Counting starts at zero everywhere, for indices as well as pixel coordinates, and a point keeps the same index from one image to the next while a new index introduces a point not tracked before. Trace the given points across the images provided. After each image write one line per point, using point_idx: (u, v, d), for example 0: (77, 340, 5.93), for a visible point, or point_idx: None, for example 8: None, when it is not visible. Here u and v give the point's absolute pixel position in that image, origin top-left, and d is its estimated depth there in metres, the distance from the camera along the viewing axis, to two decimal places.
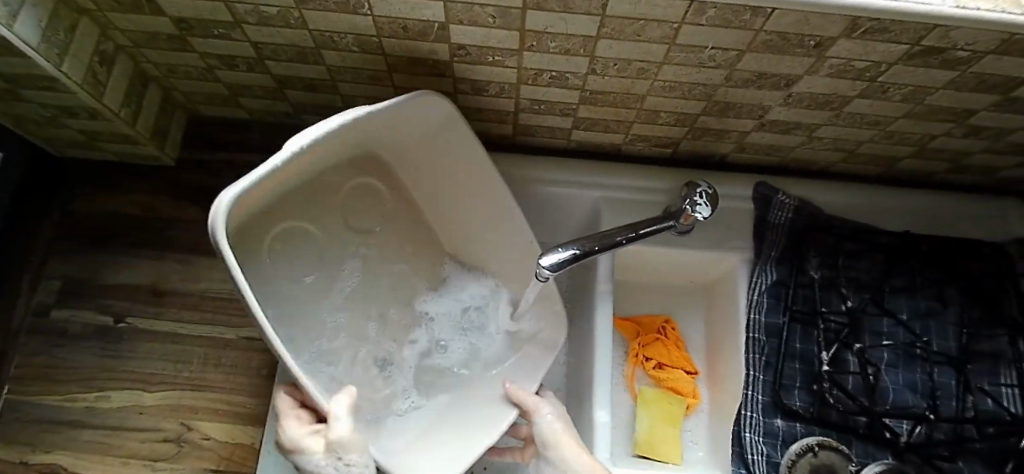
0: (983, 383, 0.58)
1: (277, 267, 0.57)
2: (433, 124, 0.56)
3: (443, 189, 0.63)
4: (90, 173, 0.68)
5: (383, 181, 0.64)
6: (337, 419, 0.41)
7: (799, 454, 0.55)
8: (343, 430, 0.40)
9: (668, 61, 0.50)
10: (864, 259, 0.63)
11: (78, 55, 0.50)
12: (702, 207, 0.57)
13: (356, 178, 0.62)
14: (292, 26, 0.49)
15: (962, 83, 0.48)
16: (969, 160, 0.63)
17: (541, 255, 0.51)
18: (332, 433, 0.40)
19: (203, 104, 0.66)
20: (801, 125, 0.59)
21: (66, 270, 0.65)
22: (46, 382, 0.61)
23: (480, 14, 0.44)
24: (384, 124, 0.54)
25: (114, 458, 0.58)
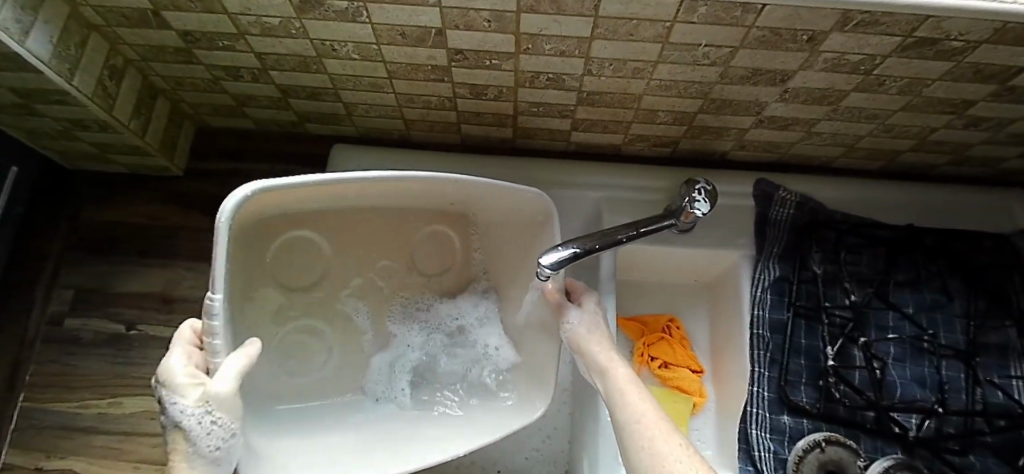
0: (992, 376, 0.57)
1: (301, 384, 0.57)
2: (307, 190, 0.48)
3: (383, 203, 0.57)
4: (100, 184, 0.70)
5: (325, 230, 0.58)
6: (222, 376, 0.40)
7: (806, 450, 0.54)
8: (223, 386, 0.39)
9: (663, 60, 0.50)
10: (867, 252, 0.63)
11: (89, 69, 0.52)
12: (701, 203, 0.58)
13: (290, 234, 0.56)
14: (293, 36, 0.51)
15: (958, 73, 0.48)
16: (970, 152, 0.63)
17: (543, 253, 0.51)
18: (211, 387, 0.39)
19: (209, 114, 0.68)
20: (799, 120, 0.60)
21: (78, 279, 0.66)
22: (60, 389, 0.62)
23: (475, 19, 0.45)
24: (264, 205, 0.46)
25: (127, 463, 0.59)
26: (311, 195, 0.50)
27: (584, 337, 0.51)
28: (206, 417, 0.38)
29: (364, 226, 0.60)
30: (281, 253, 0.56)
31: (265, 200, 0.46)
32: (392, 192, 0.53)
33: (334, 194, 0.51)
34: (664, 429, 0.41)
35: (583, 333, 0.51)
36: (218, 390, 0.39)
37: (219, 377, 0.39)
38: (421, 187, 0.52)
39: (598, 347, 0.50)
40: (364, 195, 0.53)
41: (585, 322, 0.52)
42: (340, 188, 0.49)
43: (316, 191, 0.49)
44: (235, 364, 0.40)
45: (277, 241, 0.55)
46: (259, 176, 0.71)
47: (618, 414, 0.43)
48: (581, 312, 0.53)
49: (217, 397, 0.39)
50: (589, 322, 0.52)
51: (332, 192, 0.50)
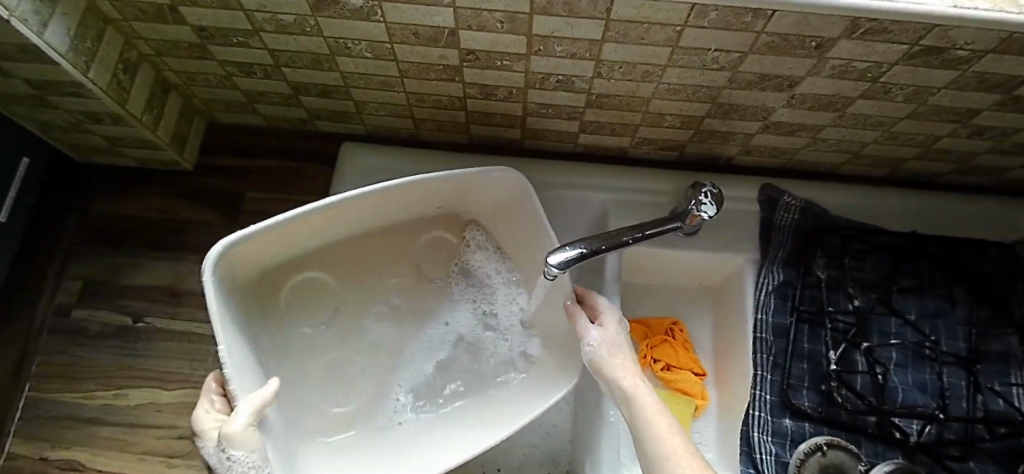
0: (994, 383, 0.58)
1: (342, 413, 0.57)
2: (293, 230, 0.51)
3: (381, 216, 0.59)
4: (110, 177, 0.70)
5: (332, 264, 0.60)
6: (235, 415, 0.39)
7: (808, 453, 0.55)
8: (236, 425, 0.39)
9: (672, 64, 0.51)
10: (870, 258, 0.63)
11: (104, 63, 0.52)
12: (707, 205, 0.58)
13: (303, 275, 0.58)
14: (307, 33, 0.51)
15: (963, 82, 0.49)
16: (974, 161, 0.64)
17: (550, 252, 0.51)
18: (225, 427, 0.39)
19: (220, 110, 0.68)
20: (805, 127, 0.60)
21: (86, 271, 0.67)
22: (66, 380, 0.62)
23: (489, 19, 0.46)
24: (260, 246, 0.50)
25: (132, 455, 0.59)
26: (300, 233, 0.53)
27: (608, 361, 0.47)
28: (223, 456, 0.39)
29: (367, 243, 0.61)
30: (292, 299, 0.58)
31: (255, 247, 0.50)
32: (384, 207, 0.57)
33: (323, 223, 0.54)
34: (695, 463, 0.36)
35: (607, 358, 0.47)
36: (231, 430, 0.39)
37: (233, 417, 0.39)
38: (413, 188, 0.55)
39: (622, 372, 0.46)
40: (356, 218, 0.56)
41: (606, 344, 0.48)
42: (328, 214, 0.52)
43: (305, 226, 0.52)
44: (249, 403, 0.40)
45: (284, 292, 0.57)
46: (268, 172, 0.71)
47: (642, 444, 0.40)
48: (605, 333, 0.49)
49: (228, 438, 0.38)
50: (613, 345, 0.48)
51: (319, 223, 0.53)
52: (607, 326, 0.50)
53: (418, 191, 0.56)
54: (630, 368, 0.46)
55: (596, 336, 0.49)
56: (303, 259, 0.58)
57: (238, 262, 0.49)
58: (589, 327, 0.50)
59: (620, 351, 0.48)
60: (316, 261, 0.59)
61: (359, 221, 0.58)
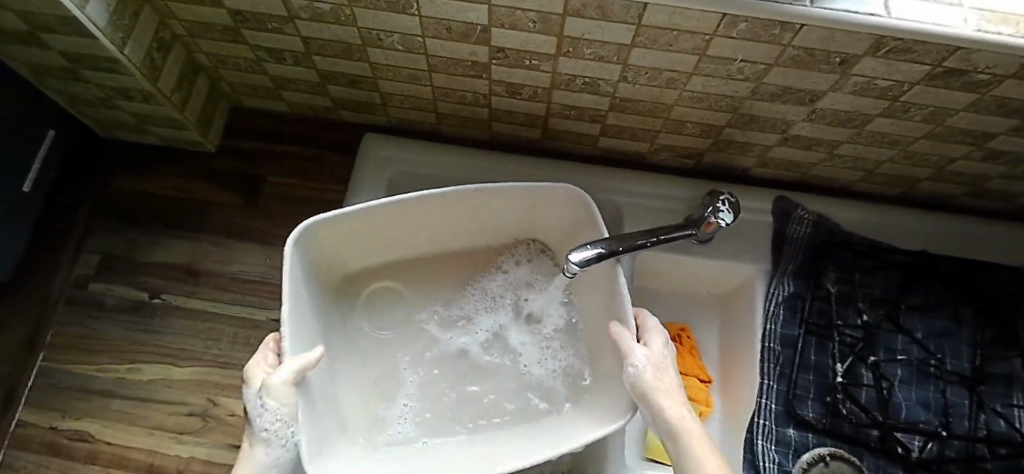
0: (996, 404, 0.58)
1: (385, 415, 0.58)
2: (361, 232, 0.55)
3: (441, 234, 0.61)
4: (134, 154, 0.71)
5: (401, 274, 0.64)
6: (282, 369, 0.41)
7: (811, 463, 0.56)
8: (280, 377, 0.40)
9: (697, 72, 0.52)
10: (880, 275, 0.64)
11: (139, 40, 0.53)
12: (725, 213, 0.59)
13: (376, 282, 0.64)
14: (341, 23, 0.52)
15: (982, 105, 0.50)
16: (987, 184, 0.65)
17: (571, 250, 0.52)
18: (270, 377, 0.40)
19: (246, 94, 0.70)
20: (823, 141, 0.61)
21: (106, 245, 0.67)
22: (80, 351, 0.63)
23: (522, 18, 0.47)
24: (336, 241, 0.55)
25: (142, 429, 0.60)
26: (367, 235, 0.56)
27: (654, 386, 0.43)
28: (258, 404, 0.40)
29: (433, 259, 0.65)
30: (367, 302, 0.63)
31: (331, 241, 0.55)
32: (442, 221, 0.59)
33: (388, 229, 0.57)
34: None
35: (653, 382, 0.43)
36: (273, 381, 0.40)
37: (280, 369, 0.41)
38: (470, 205, 0.57)
39: (669, 400, 0.42)
40: (417, 230, 0.59)
41: (652, 368, 0.44)
42: (390, 218, 0.55)
43: (370, 228, 0.55)
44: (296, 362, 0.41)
45: (362, 291, 0.63)
46: (290, 158, 0.72)
47: None
48: (650, 353, 0.45)
49: (268, 387, 0.40)
50: (659, 366, 0.44)
51: (382, 227, 0.56)
52: (652, 346, 0.46)
53: (473, 208, 0.58)
54: (678, 397, 0.43)
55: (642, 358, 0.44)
56: (375, 262, 0.63)
57: (315, 253, 0.54)
58: (634, 345, 0.45)
59: (665, 374, 0.44)
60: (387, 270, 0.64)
61: (418, 235, 0.61)
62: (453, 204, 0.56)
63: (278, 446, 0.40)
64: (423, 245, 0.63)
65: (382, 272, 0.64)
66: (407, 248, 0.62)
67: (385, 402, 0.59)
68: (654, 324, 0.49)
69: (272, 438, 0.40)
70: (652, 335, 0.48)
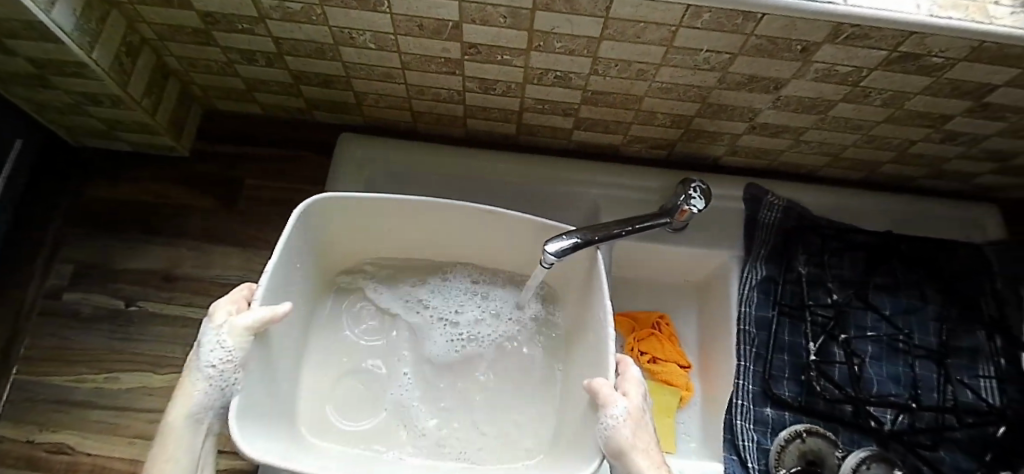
0: (962, 376, 0.61)
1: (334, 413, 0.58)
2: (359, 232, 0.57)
3: (427, 243, 0.62)
4: (104, 161, 0.70)
5: (384, 276, 0.65)
6: (250, 312, 0.40)
7: (788, 440, 0.58)
8: (244, 321, 0.39)
9: (665, 63, 0.53)
10: (847, 256, 0.66)
11: (107, 45, 0.53)
12: (696, 200, 0.61)
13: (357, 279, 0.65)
14: (313, 22, 0.52)
15: (937, 89, 0.52)
16: (946, 165, 0.67)
17: (548, 240, 0.53)
18: (235, 317, 0.39)
19: (219, 97, 0.69)
20: (789, 128, 0.63)
21: (79, 254, 0.66)
22: (55, 362, 0.62)
23: (492, 14, 0.48)
24: (338, 223, 0.57)
25: (122, 438, 0.59)
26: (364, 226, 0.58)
27: (631, 444, 0.40)
28: (214, 339, 0.39)
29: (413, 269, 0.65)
30: (350, 299, 0.64)
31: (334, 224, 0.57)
32: (428, 230, 0.59)
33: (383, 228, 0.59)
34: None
35: (629, 440, 0.40)
36: (236, 323, 0.39)
37: (247, 312, 0.40)
38: (454, 220, 0.57)
39: (645, 459, 0.40)
40: (404, 233, 0.60)
41: (631, 422, 0.41)
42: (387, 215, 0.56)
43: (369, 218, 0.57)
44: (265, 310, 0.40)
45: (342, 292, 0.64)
46: (265, 161, 0.72)
47: None
48: (630, 406, 0.42)
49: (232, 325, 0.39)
50: (638, 422, 0.41)
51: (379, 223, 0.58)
52: (631, 396, 0.43)
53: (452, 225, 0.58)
54: (654, 457, 0.41)
55: (622, 411, 0.41)
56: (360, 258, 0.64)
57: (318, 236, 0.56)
58: (614, 395, 0.42)
59: (641, 429, 0.42)
60: (372, 269, 0.65)
61: (405, 241, 0.61)
62: (439, 215, 0.56)
63: (218, 388, 0.39)
64: (407, 252, 0.64)
65: (364, 268, 0.65)
66: (394, 252, 0.63)
67: (339, 400, 0.59)
68: (633, 371, 0.45)
69: (214, 377, 0.39)
70: (630, 385, 0.44)
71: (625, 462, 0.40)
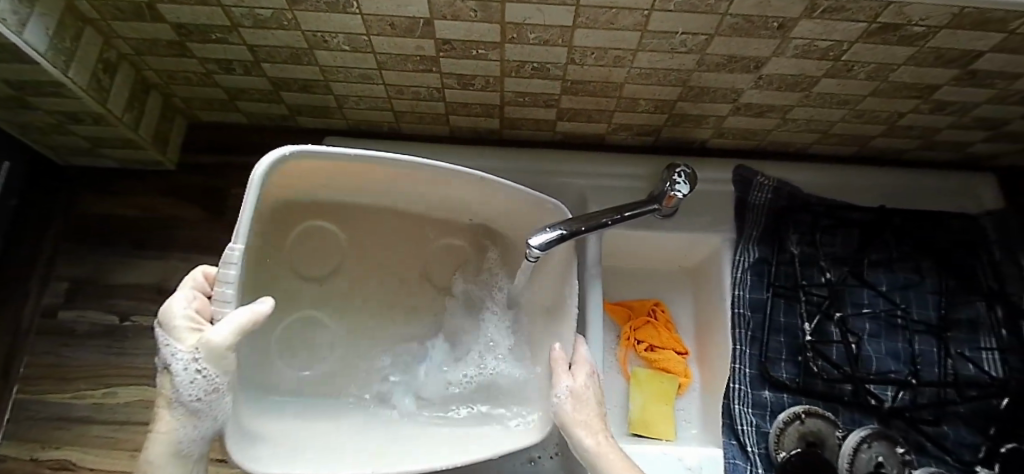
0: (963, 349, 0.60)
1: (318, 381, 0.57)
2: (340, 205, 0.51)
3: (403, 198, 0.59)
4: (92, 178, 0.71)
5: (342, 223, 0.60)
6: (223, 328, 0.39)
7: (787, 422, 0.57)
8: (220, 339, 0.39)
9: (642, 49, 0.52)
10: (840, 234, 0.66)
11: (83, 63, 0.53)
12: (682, 185, 0.60)
13: (309, 223, 0.58)
14: (285, 28, 0.52)
15: (921, 58, 0.51)
16: (937, 136, 0.66)
17: (532, 234, 0.53)
18: (209, 339, 0.38)
19: (201, 108, 0.69)
20: (774, 107, 0.62)
21: (72, 272, 0.67)
22: (54, 380, 0.62)
23: (462, 9, 0.47)
24: (301, 167, 0.48)
25: (123, 451, 0.60)
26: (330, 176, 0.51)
27: (573, 417, 0.49)
28: (192, 364, 0.38)
29: (379, 220, 0.62)
30: (296, 246, 0.58)
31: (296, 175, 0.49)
32: (406, 188, 0.56)
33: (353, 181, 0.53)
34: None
35: (572, 413, 0.50)
36: (212, 346, 0.38)
37: (219, 329, 0.39)
38: (440, 184, 0.54)
39: (585, 431, 0.49)
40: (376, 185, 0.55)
41: (573, 400, 0.50)
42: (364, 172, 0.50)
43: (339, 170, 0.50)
44: (238, 321, 0.40)
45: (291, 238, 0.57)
46: (251, 170, 0.72)
47: None
48: (574, 384, 0.51)
49: (208, 345, 0.38)
50: (580, 400, 0.50)
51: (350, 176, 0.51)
52: (577, 377, 0.52)
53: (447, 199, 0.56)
54: (594, 428, 0.49)
55: (566, 390, 0.50)
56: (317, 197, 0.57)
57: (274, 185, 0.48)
58: (562, 378, 0.51)
59: (583, 405, 0.50)
60: (327, 217, 0.59)
61: (377, 191, 0.57)
62: (425, 177, 0.52)
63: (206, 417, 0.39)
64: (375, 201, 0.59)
65: (315, 210, 0.58)
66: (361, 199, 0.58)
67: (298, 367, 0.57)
68: (581, 351, 0.54)
69: (201, 409, 0.39)
70: (581, 366, 0.52)
71: (571, 434, 0.49)
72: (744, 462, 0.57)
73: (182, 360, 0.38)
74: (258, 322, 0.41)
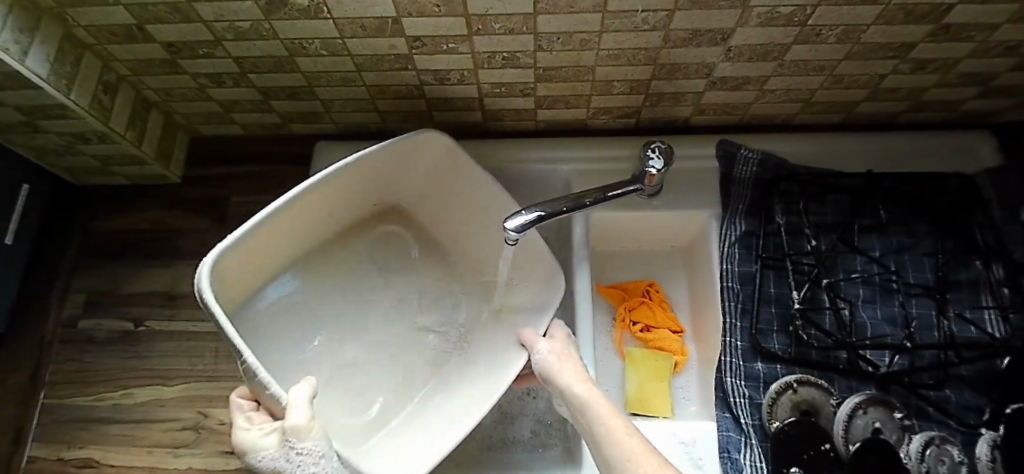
0: (962, 311, 0.59)
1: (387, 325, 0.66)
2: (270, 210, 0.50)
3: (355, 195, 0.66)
4: (109, 196, 0.77)
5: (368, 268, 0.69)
6: (293, 409, 0.40)
7: (780, 392, 0.56)
8: (297, 419, 0.40)
9: (606, 30, 0.53)
10: (829, 201, 0.65)
11: (84, 86, 0.57)
12: (655, 160, 0.60)
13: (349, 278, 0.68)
14: (265, 37, 0.55)
15: (890, 16, 0.51)
16: (925, 97, 0.65)
17: (509, 217, 0.56)
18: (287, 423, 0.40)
19: (199, 122, 0.74)
20: (750, 79, 0.62)
21: (87, 285, 0.73)
22: (79, 384, 0.68)
23: (425, 4, 0.49)
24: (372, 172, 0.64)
25: (142, 448, 0.65)
26: (310, 223, 0.62)
27: (556, 369, 0.52)
28: (290, 454, 0.41)
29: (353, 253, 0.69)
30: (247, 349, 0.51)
31: (246, 259, 0.55)
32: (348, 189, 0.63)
33: (377, 233, 0.71)
34: (653, 461, 0.38)
35: (555, 365, 0.53)
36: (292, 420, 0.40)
37: (290, 412, 0.40)
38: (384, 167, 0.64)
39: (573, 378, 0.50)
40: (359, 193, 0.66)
41: (553, 355, 0.54)
42: (398, 190, 0.70)
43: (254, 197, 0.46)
44: (300, 395, 0.42)
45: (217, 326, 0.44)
46: (252, 177, 0.77)
47: (600, 448, 0.42)
48: (553, 344, 0.55)
49: (297, 432, 0.40)
50: (558, 355, 0.54)
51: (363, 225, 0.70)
52: (556, 340, 0.56)
53: (447, 166, 0.65)
54: (579, 374, 0.51)
55: (545, 352, 0.55)
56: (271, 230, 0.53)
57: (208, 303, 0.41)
58: (539, 343, 0.56)
59: (567, 357, 0.54)
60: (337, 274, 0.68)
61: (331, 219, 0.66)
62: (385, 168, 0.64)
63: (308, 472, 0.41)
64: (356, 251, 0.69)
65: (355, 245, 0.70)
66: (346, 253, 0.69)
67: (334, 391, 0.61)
68: (556, 326, 0.60)
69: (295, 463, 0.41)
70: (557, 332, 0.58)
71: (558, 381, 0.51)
72: (738, 434, 0.56)
73: (285, 451, 0.41)
74: (306, 393, 0.42)
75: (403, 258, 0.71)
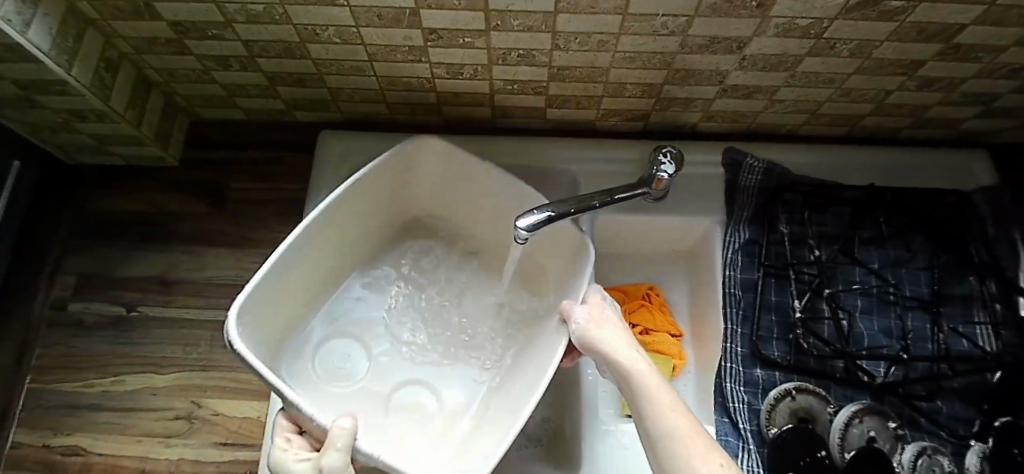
0: (956, 325, 0.60)
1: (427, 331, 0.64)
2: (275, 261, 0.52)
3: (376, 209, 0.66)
4: (103, 177, 0.75)
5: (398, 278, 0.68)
6: (331, 450, 0.39)
7: (778, 400, 0.57)
8: (335, 462, 0.39)
9: (625, 32, 0.53)
10: (831, 212, 0.66)
11: (85, 62, 0.55)
12: (667, 164, 0.61)
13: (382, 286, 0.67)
14: (278, 22, 0.54)
15: (903, 33, 0.52)
16: (927, 114, 0.66)
17: (520, 216, 0.56)
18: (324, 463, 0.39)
19: (201, 105, 0.72)
20: (760, 88, 0.62)
21: (77, 267, 0.71)
22: (67, 369, 0.66)
23: None
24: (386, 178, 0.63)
25: (131, 437, 0.63)
26: (339, 245, 0.63)
27: (595, 335, 0.46)
28: None
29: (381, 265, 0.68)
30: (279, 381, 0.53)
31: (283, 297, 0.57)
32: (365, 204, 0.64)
33: (388, 268, 0.68)
34: (699, 444, 0.33)
35: (592, 331, 0.47)
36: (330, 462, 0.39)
37: (329, 452, 0.39)
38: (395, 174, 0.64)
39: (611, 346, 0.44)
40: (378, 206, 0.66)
41: (590, 321, 0.48)
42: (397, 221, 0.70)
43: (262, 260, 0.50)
44: (343, 435, 0.40)
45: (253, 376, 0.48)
46: (253, 163, 0.75)
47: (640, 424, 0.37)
48: (590, 308, 0.49)
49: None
50: (598, 320, 0.48)
51: (378, 254, 0.69)
52: (592, 302, 0.50)
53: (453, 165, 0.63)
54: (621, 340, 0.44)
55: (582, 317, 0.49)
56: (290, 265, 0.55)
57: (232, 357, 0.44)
58: (575, 307, 0.50)
59: (606, 322, 0.48)
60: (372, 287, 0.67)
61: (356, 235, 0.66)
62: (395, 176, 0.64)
63: None
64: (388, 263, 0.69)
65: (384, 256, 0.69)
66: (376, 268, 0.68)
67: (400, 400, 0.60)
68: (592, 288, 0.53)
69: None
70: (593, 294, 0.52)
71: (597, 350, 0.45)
72: (736, 439, 0.57)
73: None
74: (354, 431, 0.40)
75: (428, 265, 0.69)
